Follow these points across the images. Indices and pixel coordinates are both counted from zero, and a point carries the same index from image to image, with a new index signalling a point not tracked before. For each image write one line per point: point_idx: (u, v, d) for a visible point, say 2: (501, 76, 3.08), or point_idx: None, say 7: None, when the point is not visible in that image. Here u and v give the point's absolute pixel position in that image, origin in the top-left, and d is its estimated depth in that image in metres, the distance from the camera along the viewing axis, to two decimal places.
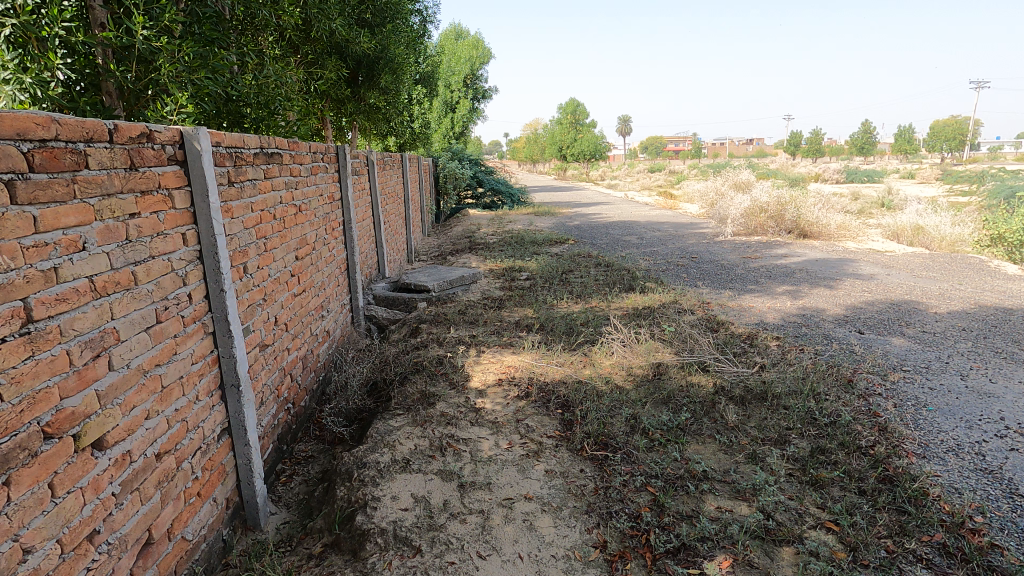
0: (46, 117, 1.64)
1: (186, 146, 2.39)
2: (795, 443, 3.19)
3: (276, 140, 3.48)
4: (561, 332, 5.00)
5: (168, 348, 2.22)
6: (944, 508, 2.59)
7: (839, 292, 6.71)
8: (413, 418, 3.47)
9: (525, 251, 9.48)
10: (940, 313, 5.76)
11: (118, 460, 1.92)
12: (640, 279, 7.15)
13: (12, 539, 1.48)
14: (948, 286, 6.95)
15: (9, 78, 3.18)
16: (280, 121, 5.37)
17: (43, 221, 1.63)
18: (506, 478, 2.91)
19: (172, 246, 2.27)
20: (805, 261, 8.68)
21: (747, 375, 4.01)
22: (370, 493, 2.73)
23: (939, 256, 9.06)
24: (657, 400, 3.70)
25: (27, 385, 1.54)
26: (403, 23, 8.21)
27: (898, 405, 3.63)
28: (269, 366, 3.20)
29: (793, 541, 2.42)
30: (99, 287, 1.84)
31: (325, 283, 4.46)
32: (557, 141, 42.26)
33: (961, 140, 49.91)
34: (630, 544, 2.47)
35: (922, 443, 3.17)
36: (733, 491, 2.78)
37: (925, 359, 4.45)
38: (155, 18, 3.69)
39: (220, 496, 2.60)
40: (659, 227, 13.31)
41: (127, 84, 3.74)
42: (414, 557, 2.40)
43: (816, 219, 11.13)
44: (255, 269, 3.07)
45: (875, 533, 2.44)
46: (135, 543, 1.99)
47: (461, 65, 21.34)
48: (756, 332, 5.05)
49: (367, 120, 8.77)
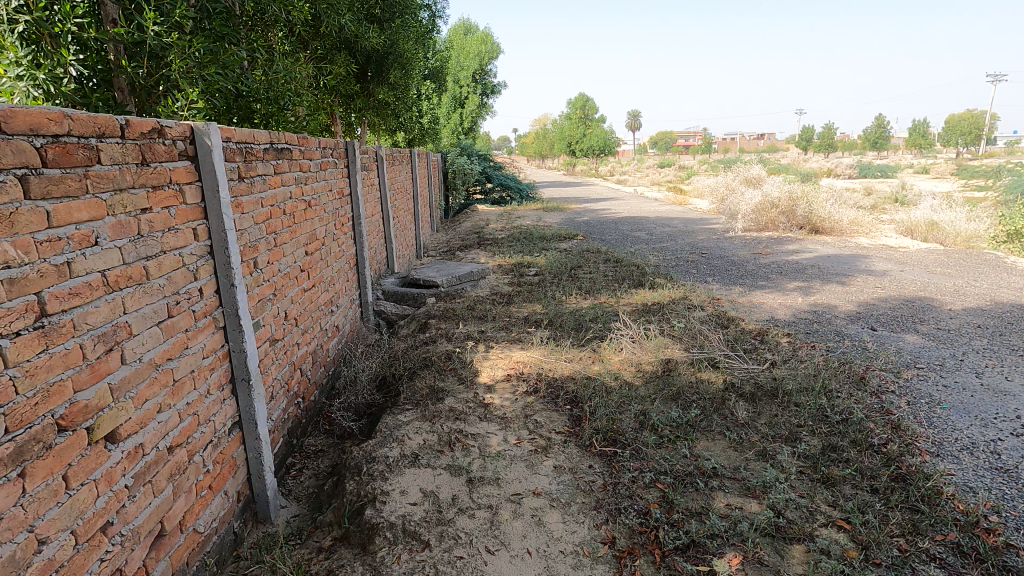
0: (59, 112, 1.65)
1: (197, 141, 2.40)
2: (806, 440, 3.16)
3: (286, 136, 3.49)
4: (570, 328, 4.99)
5: (179, 343, 2.24)
6: (958, 508, 2.56)
7: (851, 289, 6.63)
8: (421, 413, 3.48)
9: (534, 247, 9.46)
10: (955, 309, 5.69)
11: (131, 453, 1.94)
12: (650, 275, 7.10)
13: (27, 530, 1.51)
14: (963, 283, 6.84)
15: (23, 74, 3.17)
16: (289, 115, 5.42)
17: (56, 216, 1.64)
18: (515, 473, 2.91)
19: (183, 241, 2.29)
20: (817, 257, 8.57)
21: (758, 372, 3.98)
22: (379, 487, 2.74)
23: (954, 253, 8.92)
24: (667, 396, 3.68)
25: (41, 378, 1.56)
26: (411, 18, 8.21)
27: (910, 403, 3.57)
28: (279, 360, 3.22)
29: (803, 539, 2.40)
30: (112, 281, 1.85)
31: (334, 278, 4.47)
32: (566, 137, 42.08)
33: (977, 134, 49.10)
34: (639, 540, 2.46)
35: (935, 442, 3.12)
36: (743, 487, 2.76)
37: (939, 356, 4.40)
38: (165, 13, 3.70)
39: (231, 489, 2.62)
40: (670, 222, 13.22)
41: (138, 80, 3.77)
42: (423, 552, 2.41)
43: (828, 215, 10.98)
44: (266, 263, 3.09)
45: (887, 532, 2.41)
46: (147, 534, 2.01)
47: (471, 60, 21.27)
48: (766, 328, 5.01)
49: (377, 115, 8.78)
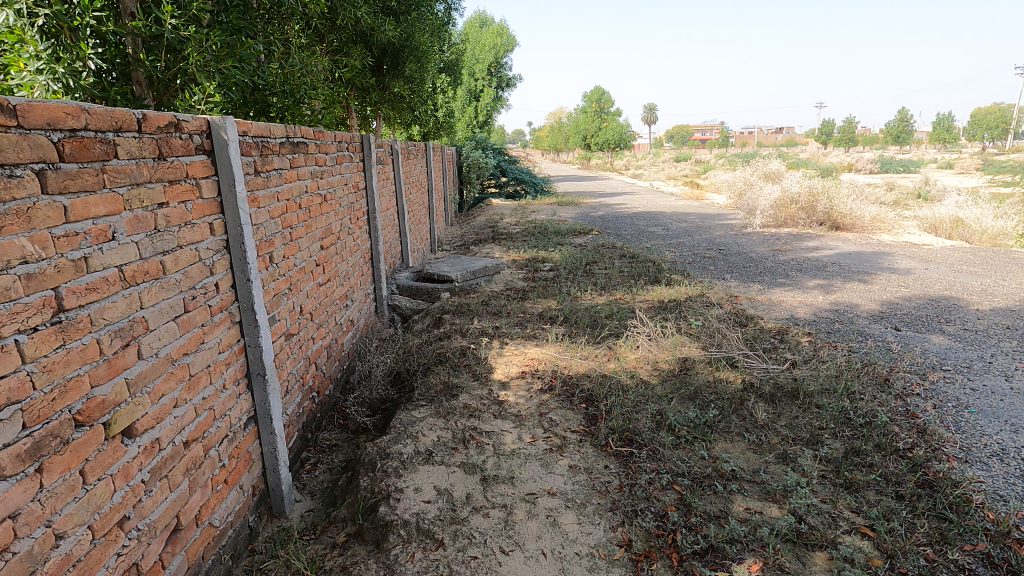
0: (75, 106, 1.64)
1: (214, 135, 2.39)
2: (828, 443, 3.09)
3: (302, 129, 3.47)
4: (585, 325, 4.93)
5: (195, 338, 2.23)
6: (988, 516, 2.48)
7: (874, 287, 6.47)
8: (436, 409, 3.47)
9: (549, 242, 9.40)
10: (983, 310, 5.53)
11: (148, 448, 1.94)
12: (667, 271, 7.02)
13: (45, 525, 1.51)
14: (990, 282, 6.65)
15: (42, 68, 3.20)
16: (305, 109, 5.46)
17: (74, 211, 1.63)
18: (529, 472, 2.88)
19: (199, 235, 2.28)
20: (837, 254, 8.39)
21: (777, 372, 3.89)
22: (393, 484, 2.73)
23: (980, 251, 8.67)
24: (684, 396, 3.63)
25: (59, 373, 1.56)
26: (427, 11, 8.15)
27: (937, 406, 3.48)
28: (295, 354, 3.22)
29: (826, 546, 2.34)
30: (129, 277, 1.85)
31: (349, 272, 4.47)
32: (581, 130, 41.73)
33: (1004, 128, 47.93)
34: (656, 543, 2.41)
35: (963, 448, 3.03)
36: (762, 491, 2.70)
37: (967, 358, 4.28)
38: (183, 6, 3.68)
39: (247, 483, 2.63)
40: (685, 218, 13.05)
41: (156, 73, 3.79)
42: (437, 551, 2.39)
43: (850, 211, 10.76)
44: (281, 258, 3.09)
45: (914, 540, 2.34)
46: (163, 529, 2.02)
47: (486, 53, 21.07)
48: (786, 327, 4.90)
49: (392, 109, 8.85)
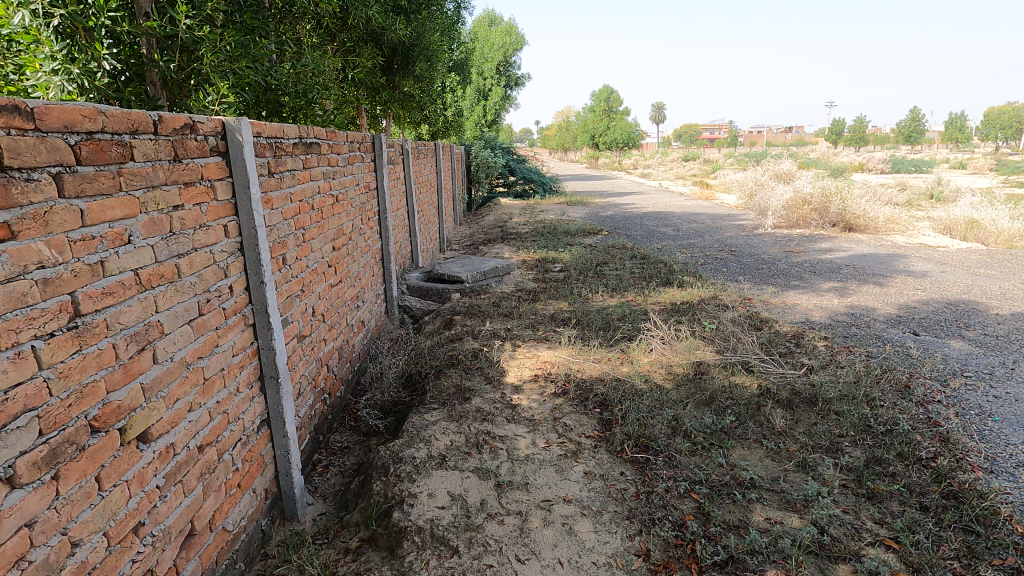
0: (92, 108, 1.62)
1: (229, 137, 2.37)
2: (848, 452, 3.03)
3: (314, 129, 3.45)
4: (598, 327, 4.88)
5: (209, 341, 2.21)
6: (1017, 530, 2.42)
7: (890, 290, 6.38)
8: (448, 412, 3.44)
9: (558, 242, 9.36)
10: (1003, 315, 5.42)
11: (163, 453, 1.93)
12: (678, 272, 6.96)
13: (60, 533, 1.49)
14: (1009, 286, 6.53)
15: (57, 69, 3.19)
16: (317, 109, 5.45)
17: (90, 214, 1.61)
18: (544, 478, 2.85)
19: (214, 237, 2.26)
20: (851, 256, 8.28)
21: (794, 377, 3.83)
22: (407, 489, 2.71)
23: (997, 253, 8.53)
24: (699, 401, 3.57)
25: (75, 379, 1.54)
26: (437, 10, 8.11)
27: (960, 415, 3.40)
28: (307, 356, 3.20)
29: (849, 558, 2.29)
30: (144, 280, 1.83)
31: (361, 273, 4.45)
32: (589, 129, 41.60)
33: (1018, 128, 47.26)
34: (674, 553, 2.38)
35: (988, 458, 2.96)
36: (782, 500, 2.65)
37: (989, 365, 4.19)
38: (198, 6, 3.67)
39: (259, 487, 2.61)
40: (695, 218, 12.96)
41: (170, 74, 3.78)
42: (452, 558, 2.37)
43: (863, 212, 10.62)
44: (294, 260, 3.07)
45: (940, 554, 2.29)
46: (178, 534, 2.00)
47: (495, 52, 20.97)
48: (802, 331, 4.83)
49: (401, 108, 8.83)
